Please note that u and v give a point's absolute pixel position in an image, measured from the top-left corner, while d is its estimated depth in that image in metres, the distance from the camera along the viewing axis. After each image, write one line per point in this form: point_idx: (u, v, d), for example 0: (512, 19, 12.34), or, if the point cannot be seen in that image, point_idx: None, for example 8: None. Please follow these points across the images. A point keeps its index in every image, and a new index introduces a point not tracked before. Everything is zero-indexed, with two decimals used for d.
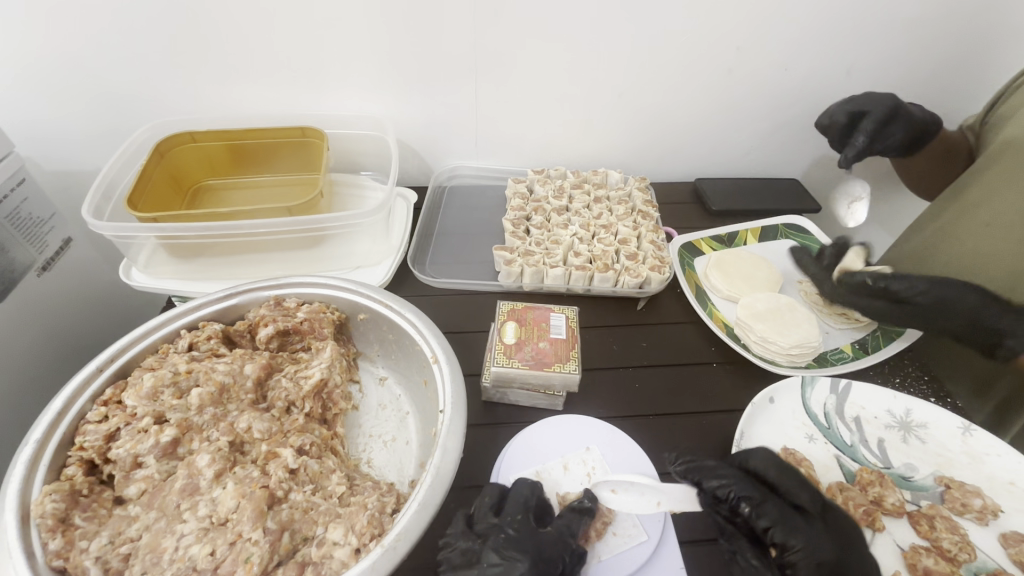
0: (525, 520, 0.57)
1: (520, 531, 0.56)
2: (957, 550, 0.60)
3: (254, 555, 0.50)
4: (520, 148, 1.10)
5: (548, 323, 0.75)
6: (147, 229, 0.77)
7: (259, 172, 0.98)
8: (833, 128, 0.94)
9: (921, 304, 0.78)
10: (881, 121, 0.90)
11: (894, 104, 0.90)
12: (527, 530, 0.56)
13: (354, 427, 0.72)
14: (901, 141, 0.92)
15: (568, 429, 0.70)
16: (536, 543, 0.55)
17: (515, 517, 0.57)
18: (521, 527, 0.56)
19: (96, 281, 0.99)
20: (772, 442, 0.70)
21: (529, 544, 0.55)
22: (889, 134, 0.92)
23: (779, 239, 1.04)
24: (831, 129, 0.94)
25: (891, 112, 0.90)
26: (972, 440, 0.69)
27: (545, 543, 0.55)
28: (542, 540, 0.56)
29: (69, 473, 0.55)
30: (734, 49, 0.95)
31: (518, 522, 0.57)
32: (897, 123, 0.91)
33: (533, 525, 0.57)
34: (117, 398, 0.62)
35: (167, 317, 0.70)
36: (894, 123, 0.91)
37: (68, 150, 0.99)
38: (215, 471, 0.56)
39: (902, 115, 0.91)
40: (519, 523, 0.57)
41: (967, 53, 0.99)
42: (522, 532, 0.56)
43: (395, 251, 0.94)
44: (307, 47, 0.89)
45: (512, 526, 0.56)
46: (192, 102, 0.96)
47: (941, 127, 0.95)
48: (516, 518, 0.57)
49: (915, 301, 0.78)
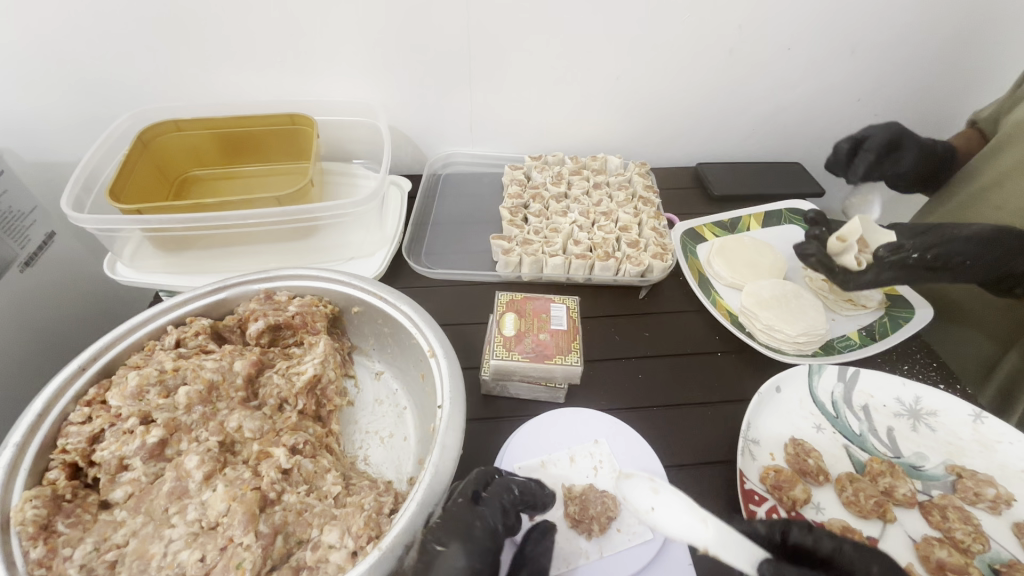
0: (465, 503, 0.53)
1: (454, 511, 0.53)
2: (971, 540, 0.59)
3: (246, 561, 0.48)
4: (517, 134, 1.07)
5: (549, 314, 0.73)
6: (131, 221, 0.74)
7: (248, 162, 0.95)
8: (837, 156, 0.92)
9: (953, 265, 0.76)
10: (885, 146, 0.88)
11: (898, 131, 0.88)
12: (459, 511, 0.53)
13: (350, 424, 0.70)
14: (914, 166, 0.89)
15: (572, 421, 0.68)
16: (470, 526, 0.51)
17: (456, 500, 0.54)
18: (453, 510, 0.53)
19: (80, 276, 0.96)
20: (780, 433, 0.69)
21: (458, 527, 0.51)
22: (894, 162, 0.89)
23: (783, 224, 1.02)
24: (836, 159, 0.92)
25: (896, 137, 0.88)
26: (983, 428, 0.67)
27: (478, 526, 0.52)
28: (480, 521, 0.52)
29: (51, 478, 0.53)
30: (735, 29, 0.92)
31: (455, 505, 0.53)
32: (908, 148, 0.88)
33: (469, 504, 0.53)
34: (101, 398, 0.59)
35: (152, 312, 0.67)
36: (902, 147, 0.88)
37: (46, 140, 0.95)
38: (205, 473, 0.54)
39: (911, 140, 0.88)
40: (457, 505, 0.53)
41: (977, 30, 0.95)
42: (456, 513, 0.52)
43: (389, 241, 0.91)
44: (292, 29, 0.85)
45: (450, 506, 0.53)
46: (174, 88, 0.92)
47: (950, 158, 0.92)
48: (455, 501, 0.54)
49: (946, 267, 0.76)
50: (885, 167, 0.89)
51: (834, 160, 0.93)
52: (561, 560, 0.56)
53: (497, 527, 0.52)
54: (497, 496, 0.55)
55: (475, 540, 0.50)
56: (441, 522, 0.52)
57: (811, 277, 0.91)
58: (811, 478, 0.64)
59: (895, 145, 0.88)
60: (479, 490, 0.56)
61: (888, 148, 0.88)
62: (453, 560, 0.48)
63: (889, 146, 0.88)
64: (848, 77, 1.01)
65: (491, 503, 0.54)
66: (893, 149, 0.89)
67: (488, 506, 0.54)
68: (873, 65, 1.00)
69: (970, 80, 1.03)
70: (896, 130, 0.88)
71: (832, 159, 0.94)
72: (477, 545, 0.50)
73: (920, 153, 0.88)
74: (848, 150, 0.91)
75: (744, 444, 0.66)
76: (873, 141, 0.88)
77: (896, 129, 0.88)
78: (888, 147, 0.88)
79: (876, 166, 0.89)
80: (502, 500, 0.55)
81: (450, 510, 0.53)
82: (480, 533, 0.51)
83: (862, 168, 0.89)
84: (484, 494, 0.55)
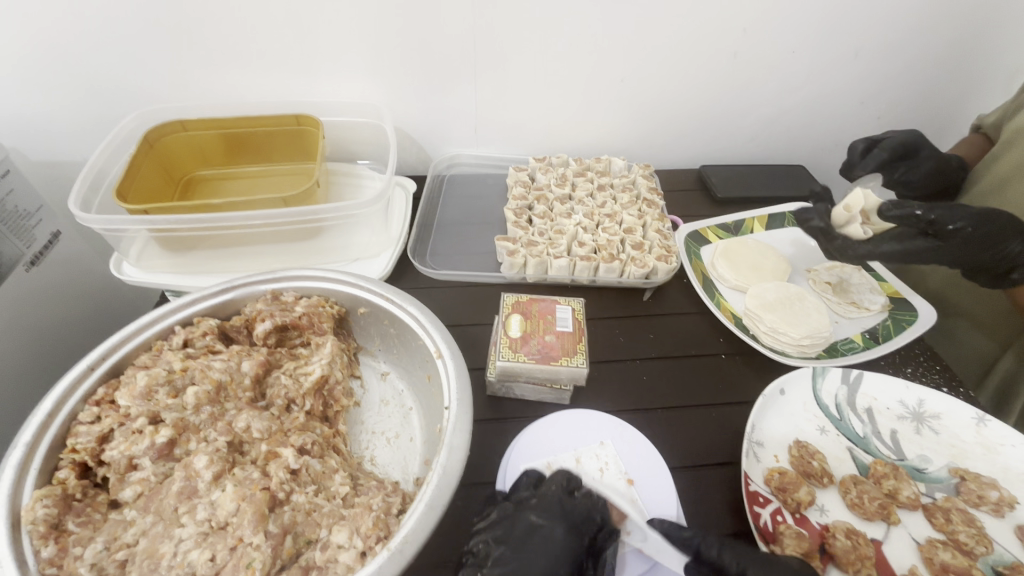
0: (560, 492, 0.58)
1: (549, 497, 0.58)
2: (974, 543, 0.59)
3: (256, 560, 0.49)
4: (521, 135, 1.07)
5: (554, 316, 0.73)
6: (137, 221, 0.74)
7: (255, 163, 0.95)
8: (851, 156, 0.92)
9: (953, 240, 0.73)
10: (900, 150, 0.89)
11: (916, 138, 0.89)
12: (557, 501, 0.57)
13: (356, 424, 0.71)
14: (925, 176, 0.90)
15: (578, 422, 0.68)
16: (569, 513, 0.56)
17: (550, 488, 0.59)
18: (548, 496, 0.58)
19: (85, 276, 0.97)
20: (785, 435, 0.69)
21: (560, 512, 0.56)
22: (907, 169, 0.90)
23: (787, 227, 1.03)
24: (848, 157, 0.93)
25: (912, 144, 0.89)
26: (986, 431, 0.67)
27: (575, 514, 0.56)
28: (579, 510, 0.57)
29: (61, 477, 0.53)
30: (740, 32, 0.92)
31: (549, 493, 0.58)
32: (923, 158, 0.89)
33: (566, 495, 0.58)
34: (110, 398, 0.60)
35: (161, 312, 0.67)
36: (917, 157, 0.89)
37: (53, 141, 0.95)
38: (214, 473, 0.54)
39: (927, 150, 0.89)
40: (552, 493, 0.58)
41: (980, 34, 0.96)
42: (552, 498, 0.57)
43: (394, 242, 0.91)
44: (299, 31, 0.86)
45: (547, 493, 0.58)
46: (181, 89, 0.92)
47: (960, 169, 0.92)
48: (551, 491, 0.59)
49: (951, 232, 0.73)
50: (897, 173, 0.91)
51: (847, 162, 0.93)
52: None
53: (589, 519, 0.57)
54: (589, 494, 0.59)
55: (573, 522, 0.56)
56: (540, 503, 0.57)
57: (814, 280, 0.92)
58: (815, 480, 0.65)
59: (910, 151, 0.89)
60: (574, 484, 0.60)
61: (902, 154, 0.89)
62: (554, 533, 0.55)
63: (904, 151, 0.89)
64: (852, 80, 1.02)
65: (585, 499, 0.58)
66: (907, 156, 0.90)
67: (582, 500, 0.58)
68: (876, 69, 1.00)
69: (972, 84, 1.04)
70: (914, 138, 0.89)
71: (846, 160, 0.94)
72: (572, 526, 0.56)
73: (934, 165, 0.89)
74: (862, 149, 0.91)
75: (749, 445, 0.66)
76: (889, 145, 0.89)
77: (914, 137, 0.89)
78: (903, 152, 0.89)
79: (887, 168, 0.90)
80: (596, 499, 0.59)
81: (546, 496, 0.58)
82: (577, 522, 0.56)
83: (874, 164, 0.89)
84: (577, 490, 0.60)
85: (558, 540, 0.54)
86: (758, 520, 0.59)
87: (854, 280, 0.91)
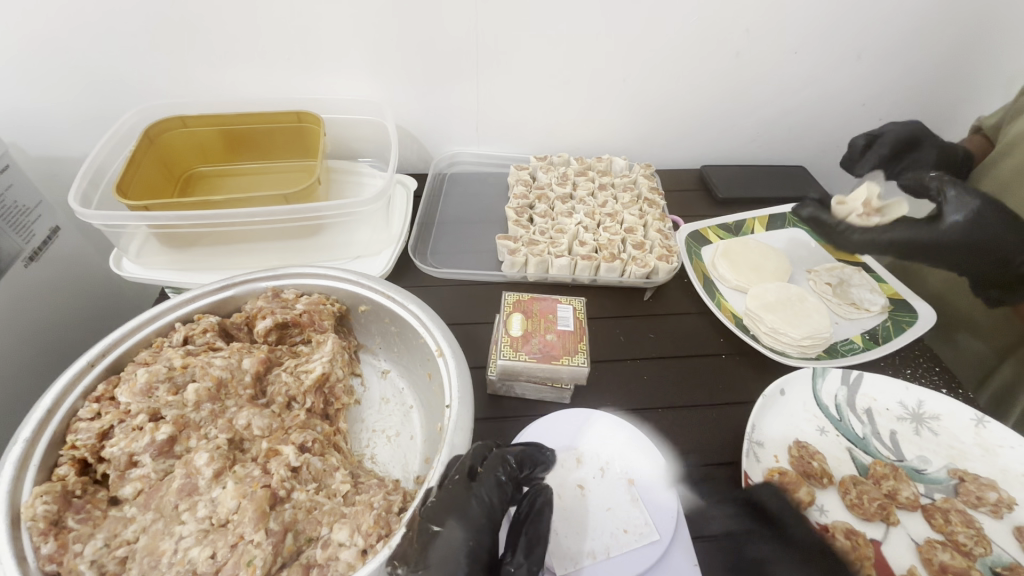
0: (461, 481, 0.52)
1: (448, 490, 0.52)
2: (972, 544, 0.60)
3: (257, 558, 0.48)
4: (522, 134, 1.07)
5: (555, 315, 0.73)
6: (138, 217, 0.74)
7: (256, 159, 0.95)
8: (852, 152, 0.93)
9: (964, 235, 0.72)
10: (902, 142, 0.88)
11: (917, 130, 0.89)
12: (459, 491, 0.52)
13: (356, 422, 0.71)
14: (935, 163, 0.88)
15: (577, 420, 0.68)
16: (467, 505, 0.51)
17: (453, 478, 0.53)
18: (450, 488, 0.52)
19: (83, 272, 0.96)
20: (785, 435, 0.69)
21: (454, 504, 0.51)
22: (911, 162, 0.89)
23: (787, 228, 1.03)
24: (850, 154, 0.94)
25: (914, 135, 0.88)
26: (985, 432, 0.68)
27: (475, 503, 0.51)
28: (478, 498, 0.52)
29: (61, 473, 0.53)
30: (742, 33, 0.92)
31: (449, 486, 0.52)
32: (927, 146, 0.88)
33: (465, 482, 0.52)
34: (110, 394, 0.59)
35: (161, 309, 0.67)
36: (921, 147, 0.89)
37: (53, 137, 0.95)
38: (214, 470, 0.54)
39: (930, 140, 0.89)
40: (453, 483, 0.52)
41: (980, 38, 0.96)
42: (452, 491, 0.52)
43: (395, 240, 0.91)
44: (300, 29, 0.86)
45: (447, 485, 0.52)
46: (181, 86, 0.92)
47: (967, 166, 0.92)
48: (452, 480, 0.53)
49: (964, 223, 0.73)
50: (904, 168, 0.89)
51: (849, 156, 0.94)
52: (569, 560, 0.56)
53: (493, 503, 0.52)
54: (493, 470, 0.54)
55: (471, 519, 0.50)
56: (436, 501, 0.51)
57: (814, 281, 0.92)
58: (815, 480, 0.65)
59: (912, 142, 0.89)
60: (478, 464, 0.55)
61: (904, 146, 0.89)
62: (450, 539, 0.49)
63: (906, 143, 0.89)
64: (853, 82, 1.02)
65: (486, 479, 0.53)
66: (909, 146, 0.89)
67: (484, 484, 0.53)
68: (877, 71, 1.00)
69: (973, 87, 1.04)
70: (915, 130, 0.89)
71: (848, 155, 0.95)
72: (474, 522, 0.50)
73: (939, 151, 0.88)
74: (863, 145, 0.92)
75: (749, 445, 0.66)
76: (889, 138, 0.89)
77: (914, 129, 0.89)
78: (905, 145, 0.89)
79: (891, 164, 0.89)
80: (495, 483, 0.53)
81: (446, 489, 0.52)
82: (477, 511, 0.51)
83: (874, 163, 0.89)
84: (480, 469, 0.54)
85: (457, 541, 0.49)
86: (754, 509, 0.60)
87: (855, 281, 0.91)
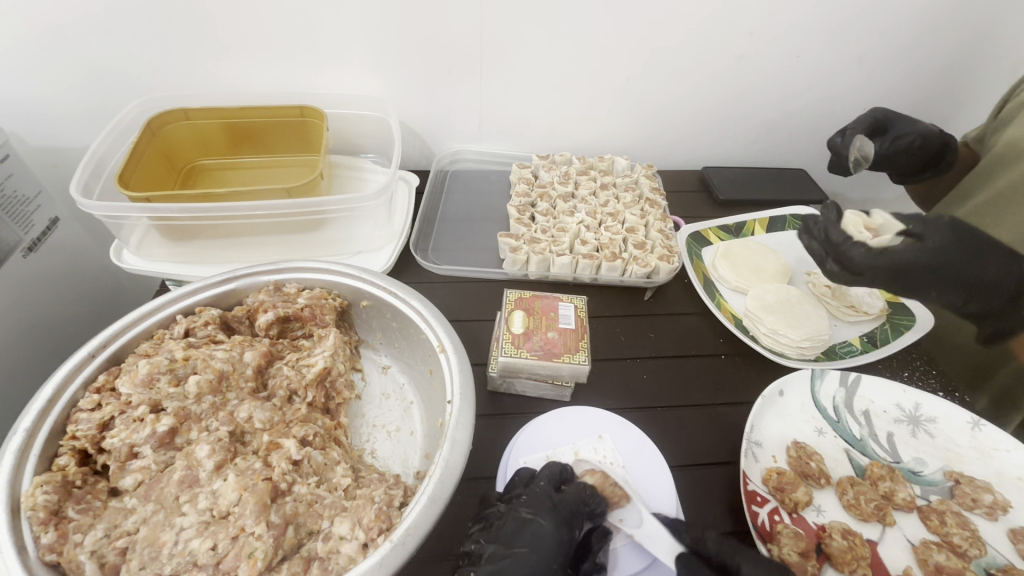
0: (548, 486, 0.58)
1: (537, 491, 0.58)
2: (967, 545, 0.60)
3: (258, 550, 0.49)
4: (525, 133, 1.07)
5: (557, 313, 0.73)
6: (140, 209, 0.73)
7: (258, 153, 0.95)
8: (832, 151, 0.95)
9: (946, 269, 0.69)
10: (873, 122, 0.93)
11: (883, 116, 0.94)
12: (547, 493, 0.57)
13: (357, 417, 0.71)
14: (918, 133, 0.90)
15: (575, 420, 0.68)
16: (555, 506, 0.56)
17: (539, 484, 0.59)
18: (537, 492, 0.57)
19: (82, 261, 0.96)
20: (783, 435, 0.70)
21: (546, 504, 0.56)
22: (887, 143, 0.92)
23: (787, 230, 1.03)
24: (831, 153, 0.95)
25: (880, 122, 0.94)
26: (981, 435, 0.68)
27: (562, 507, 0.56)
28: (563, 502, 0.57)
29: (61, 464, 0.53)
30: (746, 35, 0.92)
31: (539, 489, 0.58)
32: (899, 123, 0.93)
33: (554, 489, 0.58)
34: (110, 385, 0.59)
35: (163, 300, 0.67)
36: (895, 125, 0.93)
37: (54, 126, 0.94)
38: (215, 463, 0.54)
39: (896, 121, 0.93)
40: (541, 488, 0.58)
41: (981, 44, 0.97)
42: (541, 493, 0.57)
43: (397, 236, 0.91)
44: (306, 24, 0.86)
45: (534, 488, 0.58)
46: (185, 77, 0.91)
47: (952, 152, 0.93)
48: (539, 485, 0.59)
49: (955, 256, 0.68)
50: (888, 145, 0.92)
51: (834, 159, 0.96)
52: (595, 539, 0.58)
53: (573, 515, 0.57)
54: (578, 488, 0.60)
55: (559, 516, 0.56)
56: (531, 502, 0.56)
57: (814, 283, 0.92)
58: (813, 480, 0.65)
59: (881, 128, 0.94)
60: (563, 479, 0.61)
61: (873, 132, 0.94)
62: (539, 529, 0.54)
63: (874, 130, 0.94)
64: (853, 87, 1.02)
65: (571, 493, 0.59)
66: (875, 132, 0.94)
67: (570, 493, 0.58)
68: (879, 75, 1.01)
69: (970, 93, 1.05)
70: (880, 116, 0.94)
71: (832, 158, 0.96)
72: (559, 527, 0.55)
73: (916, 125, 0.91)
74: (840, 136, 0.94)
75: (748, 446, 0.66)
76: (856, 125, 0.93)
77: (876, 116, 0.94)
78: (875, 126, 0.93)
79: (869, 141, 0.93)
80: (584, 491, 0.59)
81: (534, 491, 0.58)
82: (561, 516, 0.56)
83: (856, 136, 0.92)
84: (566, 485, 0.60)
85: (545, 534, 0.54)
86: (757, 519, 0.60)
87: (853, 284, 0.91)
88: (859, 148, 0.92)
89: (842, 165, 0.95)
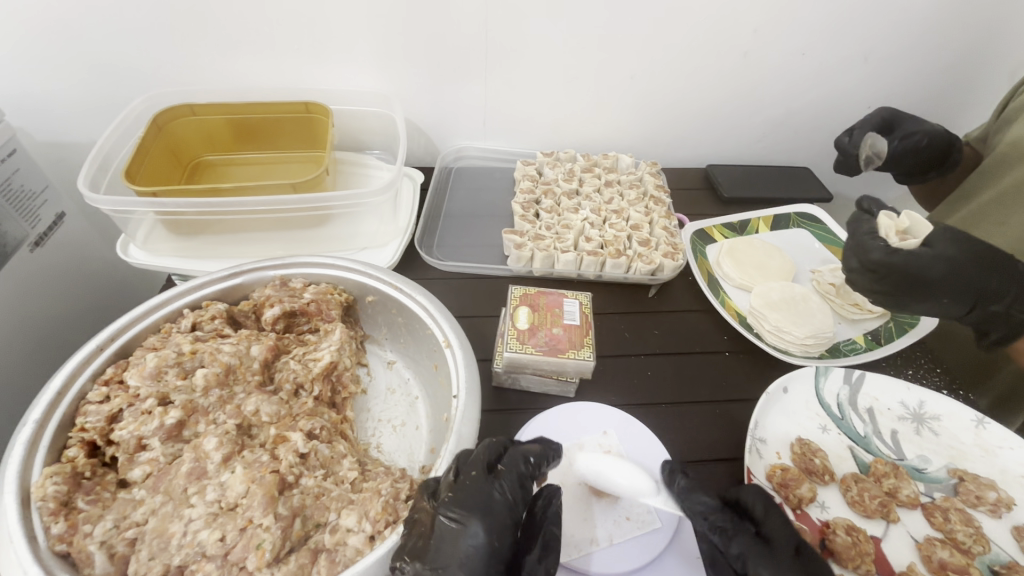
0: (481, 475, 0.51)
1: (468, 485, 0.50)
2: (972, 542, 0.61)
3: (266, 542, 0.49)
4: (529, 130, 1.08)
5: (562, 309, 0.73)
6: (146, 203, 0.73)
7: (264, 149, 0.95)
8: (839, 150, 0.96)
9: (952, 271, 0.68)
10: (880, 121, 0.93)
11: (890, 115, 0.94)
12: (479, 487, 0.50)
13: (363, 411, 0.71)
14: (925, 132, 0.90)
15: (579, 415, 0.69)
16: (489, 501, 0.49)
17: (470, 473, 0.51)
18: (469, 486, 0.49)
19: (88, 256, 0.96)
20: (787, 432, 0.70)
21: (476, 501, 0.49)
22: (894, 141, 0.92)
23: (791, 229, 1.03)
24: (838, 152, 0.96)
25: (887, 120, 0.94)
26: (985, 433, 0.68)
27: (497, 498, 0.50)
28: (498, 494, 0.50)
29: (70, 455, 0.53)
30: (751, 33, 0.92)
31: (471, 480, 0.50)
32: (907, 123, 0.93)
33: (486, 477, 0.51)
34: (119, 377, 0.60)
35: (170, 295, 0.67)
36: (902, 124, 0.93)
37: (61, 122, 0.95)
38: (223, 455, 0.55)
39: (904, 120, 0.93)
40: (472, 478, 0.50)
41: (987, 43, 0.97)
42: (473, 487, 0.49)
43: (402, 232, 0.91)
44: (312, 20, 0.86)
45: (463, 480, 0.50)
46: (191, 73, 0.92)
47: (958, 153, 0.93)
48: (469, 474, 0.51)
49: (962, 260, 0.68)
50: (895, 144, 0.92)
51: (841, 159, 0.96)
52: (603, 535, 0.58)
53: (513, 501, 0.51)
54: (513, 468, 0.53)
55: (492, 513, 0.49)
56: (457, 498, 0.49)
57: (818, 281, 0.92)
58: (816, 477, 0.66)
59: (887, 127, 0.94)
60: (494, 460, 0.53)
61: (880, 130, 0.94)
62: (472, 538, 0.47)
63: (881, 128, 0.94)
64: (859, 84, 1.02)
65: (507, 479, 0.52)
66: (884, 133, 0.94)
67: (504, 480, 0.51)
68: (884, 74, 1.01)
69: (975, 92, 1.05)
70: (888, 114, 0.94)
71: (839, 158, 0.96)
72: (497, 520, 0.49)
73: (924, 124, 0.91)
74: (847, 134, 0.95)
75: (752, 443, 0.67)
76: (864, 123, 0.94)
77: (885, 114, 0.94)
78: (882, 125, 0.94)
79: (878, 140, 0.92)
80: (515, 475, 0.52)
81: (464, 484, 0.50)
82: (499, 508, 0.50)
83: (863, 134, 0.92)
84: (499, 465, 0.53)
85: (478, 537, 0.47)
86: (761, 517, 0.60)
87: None
88: (871, 144, 0.91)
89: (850, 166, 0.94)
